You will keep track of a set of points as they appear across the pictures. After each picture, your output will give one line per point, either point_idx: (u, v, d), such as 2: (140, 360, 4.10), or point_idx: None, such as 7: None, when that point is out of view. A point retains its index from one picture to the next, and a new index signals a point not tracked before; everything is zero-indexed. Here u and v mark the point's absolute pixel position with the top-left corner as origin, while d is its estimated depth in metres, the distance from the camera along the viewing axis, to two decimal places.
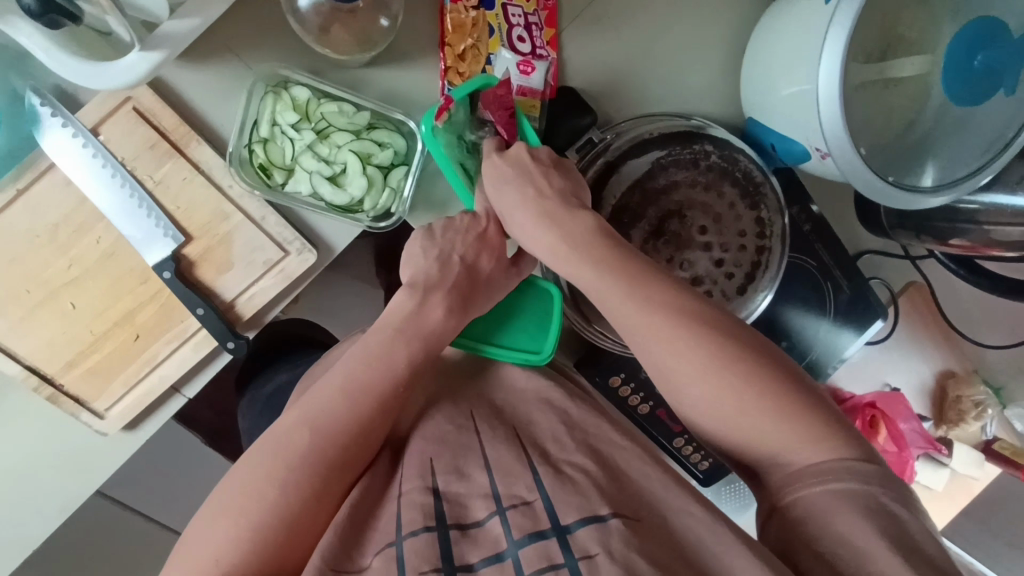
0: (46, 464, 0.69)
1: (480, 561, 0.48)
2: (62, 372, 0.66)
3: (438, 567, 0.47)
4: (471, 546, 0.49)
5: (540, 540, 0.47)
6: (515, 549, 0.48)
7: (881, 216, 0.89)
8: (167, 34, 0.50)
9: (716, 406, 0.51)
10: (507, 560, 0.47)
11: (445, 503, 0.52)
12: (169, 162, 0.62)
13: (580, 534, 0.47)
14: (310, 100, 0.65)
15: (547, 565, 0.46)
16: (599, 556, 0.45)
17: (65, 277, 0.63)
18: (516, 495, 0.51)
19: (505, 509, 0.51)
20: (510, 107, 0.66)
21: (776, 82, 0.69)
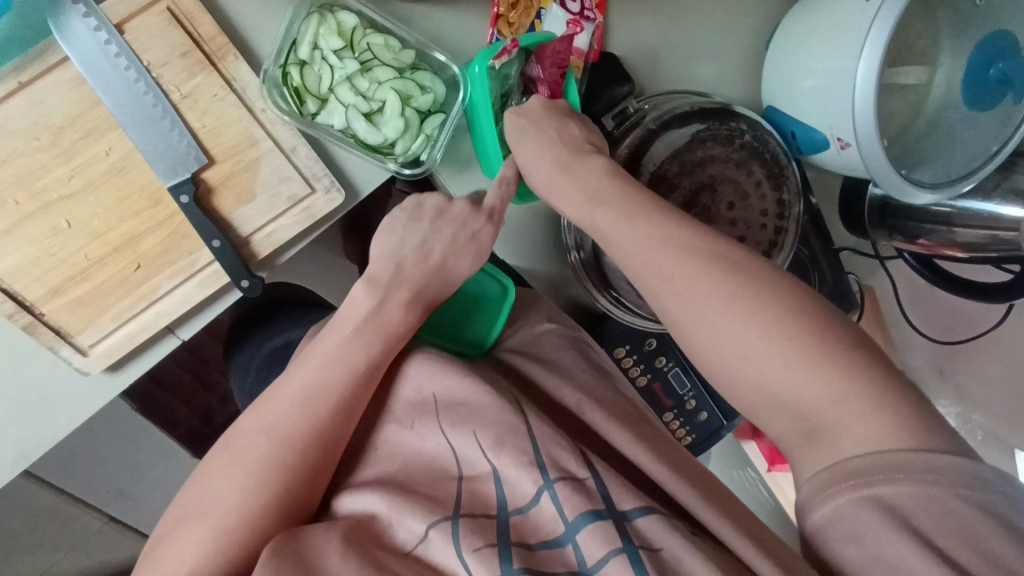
0: (8, 405, 0.60)
1: (539, 543, 0.48)
2: (45, 299, 0.58)
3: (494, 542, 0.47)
4: (528, 531, 0.49)
5: (597, 520, 0.48)
6: (572, 534, 0.48)
7: (864, 217, 0.96)
8: None
9: (765, 375, 0.49)
10: (567, 546, 0.48)
11: (505, 487, 0.52)
12: (201, 73, 0.57)
13: (640, 523, 0.49)
14: (357, 28, 0.59)
15: (607, 549, 0.46)
16: (663, 549, 0.47)
17: (63, 190, 0.56)
18: (565, 469, 0.51)
19: (553, 482, 0.50)
20: (562, 65, 0.66)
21: (805, 71, 0.73)
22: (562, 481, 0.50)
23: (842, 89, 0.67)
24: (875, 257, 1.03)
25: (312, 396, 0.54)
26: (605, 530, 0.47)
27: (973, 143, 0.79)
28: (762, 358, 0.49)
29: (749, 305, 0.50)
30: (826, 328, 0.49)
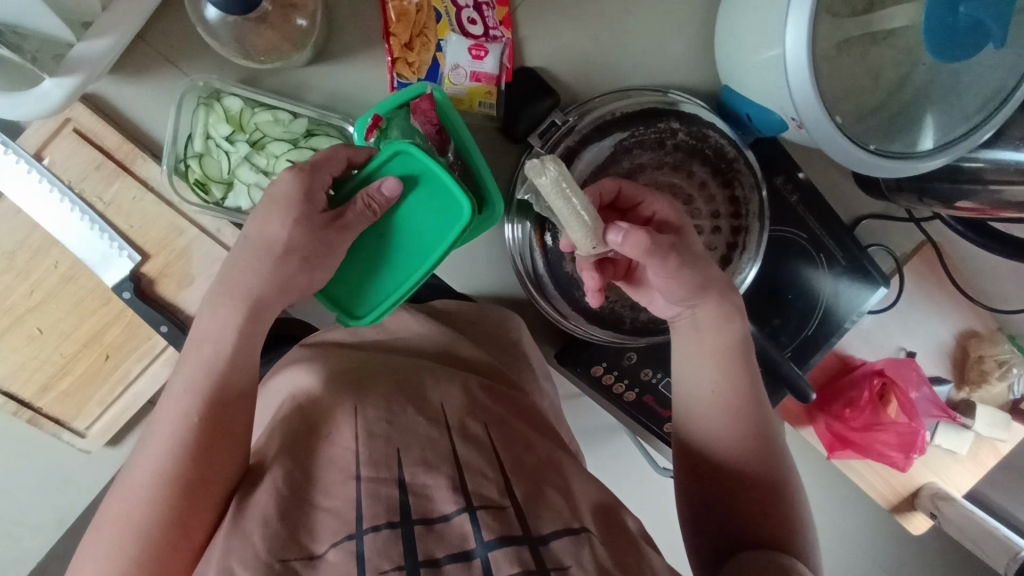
0: (39, 480, 0.71)
1: (446, 555, 0.47)
2: (39, 395, 0.67)
3: (400, 564, 0.46)
4: (438, 542, 0.48)
5: (509, 545, 0.48)
6: (484, 549, 0.47)
7: (879, 181, 0.82)
8: (82, 58, 0.48)
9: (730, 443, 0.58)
10: (475, 559, 0.47)
11: (411, 496, 0.51)
12: (118, 180, 0.61)
13: (555, 545, 0.49)
14: (244, 110, 0.61)
15: (519, 569, 0.46)
16: (573, 568, 0.47)
17: (29, 303, 0.63)
18: (487, 496, 0.51)
19: (475, 508, 0.50)
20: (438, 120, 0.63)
21: (746, 46, 0.62)
22: (483, 509, 0.50)
23: (777, 73, 0.58)
24: (911, 222, 0.88)
25: None
26: (519, 556, 0.47)
27: (987, 82, 0.64)
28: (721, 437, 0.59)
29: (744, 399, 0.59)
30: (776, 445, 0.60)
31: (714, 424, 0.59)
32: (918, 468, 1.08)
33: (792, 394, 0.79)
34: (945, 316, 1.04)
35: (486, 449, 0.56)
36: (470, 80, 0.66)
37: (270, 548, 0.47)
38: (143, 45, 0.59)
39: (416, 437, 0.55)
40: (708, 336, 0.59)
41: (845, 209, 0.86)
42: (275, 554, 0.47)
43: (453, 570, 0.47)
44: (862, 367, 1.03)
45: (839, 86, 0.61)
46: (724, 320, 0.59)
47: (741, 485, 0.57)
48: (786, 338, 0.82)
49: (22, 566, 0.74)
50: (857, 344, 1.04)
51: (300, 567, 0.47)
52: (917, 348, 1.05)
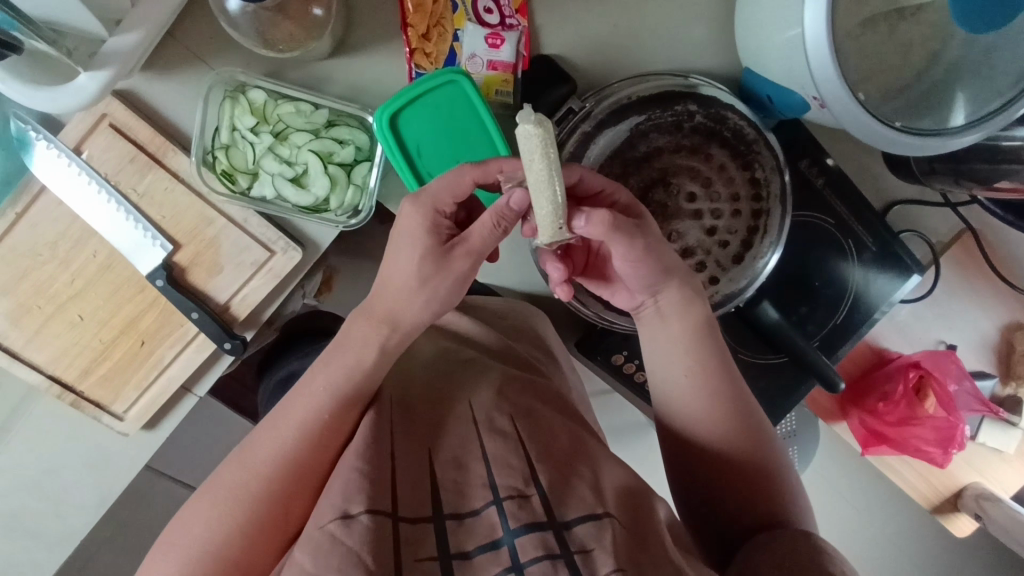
0: (80, 460, 0.75)
1: (475, 548, 0.50)
2: (80, 380, 0.70)
3: (433, 555, 0.49)
4: (467, 535, 0.50)
5: (535, 531, 0.50)
6: (511, 537, 0.50)
7: (910, 162, 0.79)
8: (112, 52, 0.51)
9: (715, 430, 0.60)
10: (502, 548, 0.49)
11: (443, 491, 0.53)
12: (150, 173, 0.64)
13: (578, 530, 0.50)
14: (267, 102, 0.64)
15: (544, 555, 0.48)
16: (595, 551, 0.49)
17: (70, 290, 0.67)
18: (513, 486, 0.52)
19: (502, 499, 0.52)
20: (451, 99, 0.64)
21: (765, 26, 0.61)
22: (509, 500, 0.51)
23: (796, 53, 0.57)
24: (947, 207, 0.84)
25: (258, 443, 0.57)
26: (543, 541, 0.49)
27: None
28: (709, 426, 0.60)
29: (718, 387, 0.60)
30: (759, 425, 0.61)
31: (692, 418, 0.61)
32: (958, 465, 1.04)
33: (819, 383, 0.76)
34: (987, 307, 0.99)
35: (504, 435, 0.57)
36: (487, 68, 0.67)
37: (315, 522, 0.48)
38: (173, 42, 0.61)
39: (445, 431, 0.58)
40: (674, 324, 0.60)
41: (876, 194, 0.83)
42: (316, 524, 0.48)
43: (482, 561, 0.49)
44: (896, 360, 0.99)
45: (862, 64, 0.60)
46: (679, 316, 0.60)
47: (729, 469, 0.59)
48: (813, 327, 0.80)
49: (67, 543, 0.78)
50: (891, 334, 1.01)
51: (337, 530, 0.47)
52: (958, 341, 1.00)
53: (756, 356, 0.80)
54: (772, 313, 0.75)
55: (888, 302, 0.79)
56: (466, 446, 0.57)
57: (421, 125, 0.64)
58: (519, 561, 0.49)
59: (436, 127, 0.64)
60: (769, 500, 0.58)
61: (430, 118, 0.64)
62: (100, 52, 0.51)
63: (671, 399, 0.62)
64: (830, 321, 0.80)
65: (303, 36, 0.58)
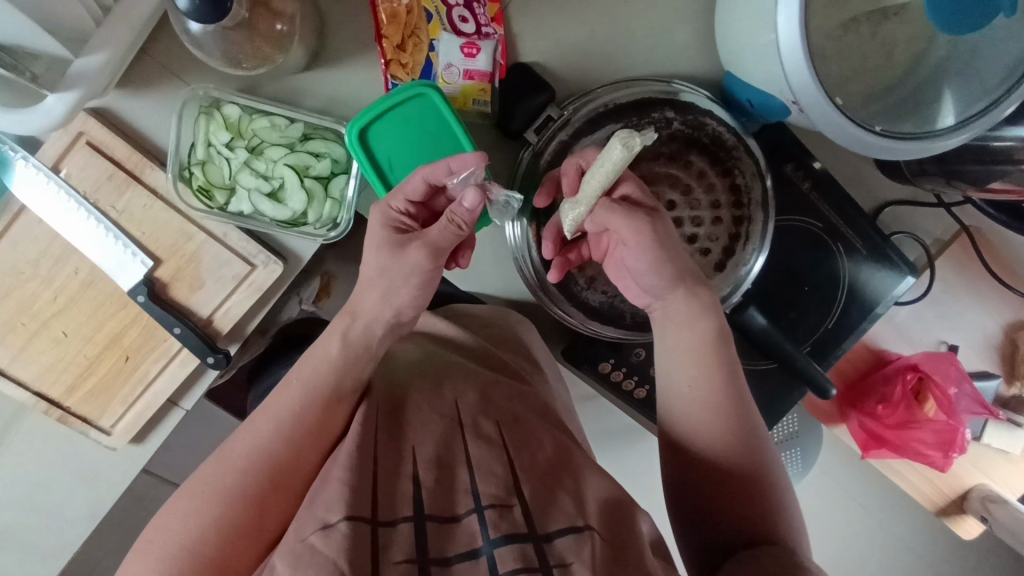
0: (69, 474, 0.75)
1: (456, 555, 0.49)
2: (66, 396, 0.70)
3: (411, 558, 0.47)
4: (448, 541, 0.49)
5: (514, 542, 0.48)
6: (490, 547, 0.48)
7: (902, 165, 0.77)
8: (79, 73, 0.50)
9: (710, 436, 0.59)
10: (481, 558, 0.48)
11: (425, 491, 0.52)
12: (129, 190, 0.65)
13: (559, 543, 0.49)
14: (242, 117, 0.64)
15: (521, 567, 0.47)
16: (573, 564, 0.47)
17: (54, 307, 0.67)
18: (496, 494, 0.52)
19: (484, 508, 0.51)
20: (422, 113, 0.63)
21: (741, 31, 0.60)
22: (491, 509, 0.51)
23: (772, 57, 0.56)
24: (941, 207, 0.82)
25: (235, 460, 0.57)
26: (522, 551, 0.48)
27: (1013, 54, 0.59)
28: (704, 431, 0.59)
29: (724, 395, 0.59)
30: (757, 435, 0.59)
31: (693, 423, 0.60)
32: (963, 467, 1.02)
33: (811, 390, 0.75)
34: (988, 306, 0.97)
35: (483, 444, 0.56)
36: (463, 78, 0.67)
37: (296, 534, 0.48)
38: (147, 59, 0.62)
39: (429, 432, 0.57)
40: (684, 330, 0.60)
41: (868, 195, 0.82)
42: (298, 537, 0.48)
43: (462, 569, 0.48)
44: (895, 362, 0.97)
45: (843, 66, 0.59)
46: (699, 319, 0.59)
47: (726, 479, 0.58)
48: (804, 332, 0.79)
49: (64, 553, 0.79)
50: (889, 336, 0.99)
51: (317, 541, 0.46)
52: (958, 341, 0.98)
53: (745, 361, 0.78)
54: (759, 319, 0.73)
55: (880, 307, 0.78)
56: (449, 450, 0.56)
57: (394, 141, 0.64)
58: (497, 571, 0.47)
59: (408, 140, 0.64)
60: (763, 515, 0.56)
61: (403, 133, 0.63)
62: (67, 74, 0.51)
63: (670, 399, 0.61)
64: (822, 326, 0.79)
65: (267, 49, 0.57)
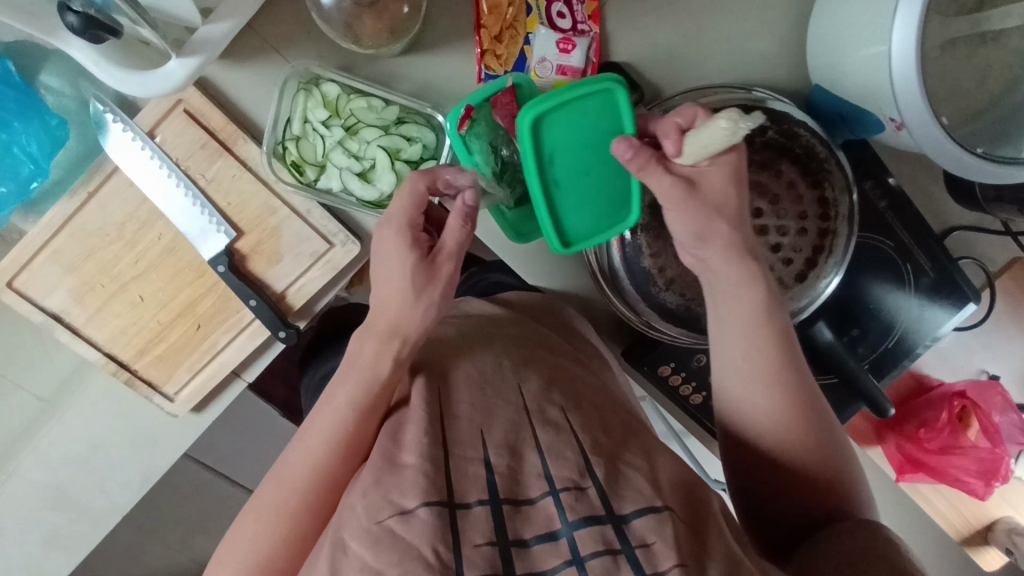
0: (125, 439, 0.76)
1: (534, 537, 0.48)
2: (135, 358, 0.71)
3: (492, 540, 0.46)
4: (526, 524, 0.48)
5: (596, 525, 0.47)
6: (570, 530, 0.48)
7: (974, 190, 0.77)
8: (204, 39, 0.51)
9: (774, 428, 0.59)
10: (561, 540, 0.47)
11: (497, 477, 0.50)
12: (220, 160, 0.65)
13: (636, 524, 0.48)
14: (340, 96, 0.64)
15: (604, 549, 0.46)
16: (656, 545, 0.47)
17: (133, 271, 0.68)
18: (569, 478, 0.50)
19: (558, 490, 0.49)
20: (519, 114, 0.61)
21: (844, 46, 0.61)
22: (566, 491, 0.49)
23: (879, 72, 0.56)
24: (1005, 235, 0.83)
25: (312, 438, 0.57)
26: (604, 535, 0.47)
27: None
28: (767, 420, 0.59)
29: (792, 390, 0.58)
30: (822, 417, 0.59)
31: (758, 421, 0.59)
32: (993, 499, 1.02)
33: (868, 408, 0.75)
34: None
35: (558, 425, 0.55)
36: (556, 72, 0.67)
37: (370, 514, 0.46)
38: (250, 32, 0.62)
39: (494, 416, 0.55)
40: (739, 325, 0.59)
41: (934, 219, 0.82)
42: (373, 519, 0.46)
43: (541, 552, 0.47)
44: (941, 387, 0.97)
45: (944, 87, 0.59)
46: (767, 321, 0.58)
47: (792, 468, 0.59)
48: (862, 351, 0.79)
49: (114, 515, 0.78)
50: (934, 361, 0.99)
51: (395, 526, 0.45)
52: (1001, 371, 0.98)
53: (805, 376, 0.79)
54: (825, 334, 0.74)
55: (941, 333, 0.78)
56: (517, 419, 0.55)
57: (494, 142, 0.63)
58: (579, 554, 0.46)
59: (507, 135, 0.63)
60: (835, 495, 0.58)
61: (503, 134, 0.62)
62: (191, 40, 0.52)
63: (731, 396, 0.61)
64: (881, 345, 0.79)
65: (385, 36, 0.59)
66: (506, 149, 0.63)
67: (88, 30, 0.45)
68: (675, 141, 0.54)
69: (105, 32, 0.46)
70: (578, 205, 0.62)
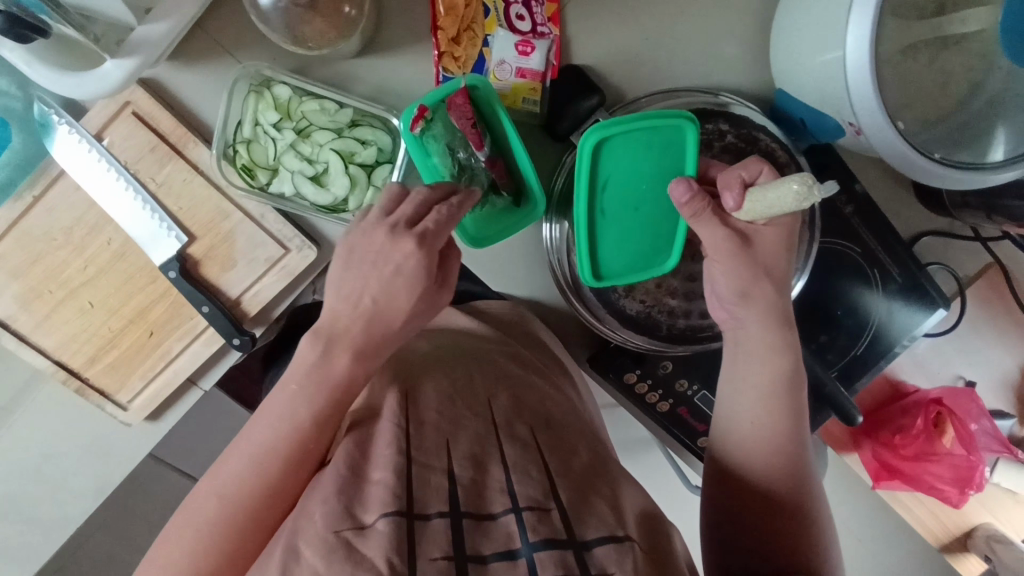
0: (77, 448, 0.74)
1: (493, 555, 0.45)
2: (86, 366, 0.69)
3: (449, 555, 0.44)
4: (484, 540, 0.46)
5: (556, 549, 0.45)
6: (529, 551, 0.45)
7: (943, 195, 0.77)
8: (141, 40, 0.50)
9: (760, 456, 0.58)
10: (520, 560, 0.44)
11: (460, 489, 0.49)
12: (170, 163, 0.64)
13: (598, 553, 0.46)
14: (292, 99, 0.63)
15: (564, 574, 0.43)
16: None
17: (82, 277, 0.66)
18: (533, 498, 0.49)
19: (521, 509, 0.48)
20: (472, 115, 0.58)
21: (802, 50, 0.60)
22: (528, 510, 0.48)
23: (836, 77, 0.56)
24: (975, 240, 0.82)
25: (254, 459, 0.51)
26: (563, 560, 0.44)
27: None
28: (756, 448, 0.59)
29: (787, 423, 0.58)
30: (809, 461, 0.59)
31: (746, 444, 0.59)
32: (971, 506, 1.01)
33: (836, 415, 0.74)
34: (1006, 344, 0.97)
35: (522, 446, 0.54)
36: (515, 75, 0.66)
37: (328, 522, 0.44)
38: (200, 33, 0.61)
39: (461, 429, 0.54)
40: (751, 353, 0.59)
41: (904, 225, 0.81)
42: (330, 527, 0.43)
43: (498, 569, 0.44)
44: (917, 393, 0.96)
45: (903, 91, 0.58)
46: (774, 356, 0.59)
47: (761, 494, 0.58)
48: (829, 357, 0.78)
49: (66, 527, 0.77)
50: (909, 368, 0.99)
51: (352, 539, 0.43)
52: (977, 377, 0.98)
53: None
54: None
55: (917, 334, 0.77)
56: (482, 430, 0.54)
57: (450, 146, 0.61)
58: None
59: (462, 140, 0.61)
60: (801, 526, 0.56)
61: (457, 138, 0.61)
62: (128, 40, 0.50)
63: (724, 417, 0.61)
64: (849, 352, 0.78)
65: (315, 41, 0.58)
66: (462, 152, 0.61)
67: (13, 30, 0.44)
68: (735, 195, 0.55)
69: (32, 32, 0.45)
70: (621, 236, 0.65)
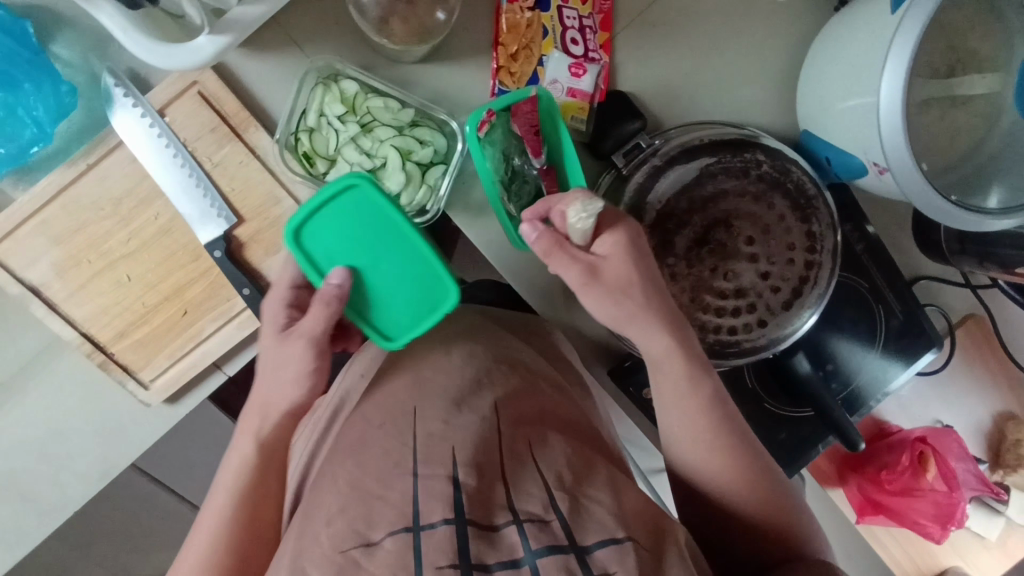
0: (87, 427, 0.72)
1: (496, 564, 0.46)
2: (113, 341, 0.68)
3: (454, 564, 0.44)
4: (489, 549, 0.46)
5: (557, 554, 0.46)
6: (532, 558, 0.46)
7: (941, 242, 0.83)
8: (235, 19, 0.52)
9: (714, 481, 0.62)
10: (524, 568, 0.46)
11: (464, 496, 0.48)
12: (228, 145, 0.65)
13: (598, 556, 0.47)
14: (358, 94, 0.65)
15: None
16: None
17: (124, 250, 0.66)
18: (532, 512, 0.49)
19: (522, 522, 0.48)
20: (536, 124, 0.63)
21: (834, 95, 0.66)
22: (527, 522, 0.48)
23: (868, 118, 0.61)
24: (965, 287, 0.88)
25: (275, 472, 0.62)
26: (566, 564, 0.46)
27: None
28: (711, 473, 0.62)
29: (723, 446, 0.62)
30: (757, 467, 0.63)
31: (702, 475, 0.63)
32: (946, 548, 1.05)
33: (840, 441, 0.76)
34: (982, 391, 1.03)
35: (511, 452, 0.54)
36: (566, 95, 0.70)
37: (333, 543, 0.45)
38: (275, 25, 0.64)
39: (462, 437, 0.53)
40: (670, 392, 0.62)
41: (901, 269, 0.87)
42: (337, 548, 0.45)
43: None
44: (902, 432, 1.01)
45: (921, 139, 0.63)
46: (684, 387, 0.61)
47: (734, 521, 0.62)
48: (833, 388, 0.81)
49: (64, 509, 0.74)
50: (894, 409, 1.04)
51: (360, 558, 0.44)
52: (956, 421, 1.03)
53: (782, 409, 0.82)
54: (804, 365, 0.77)
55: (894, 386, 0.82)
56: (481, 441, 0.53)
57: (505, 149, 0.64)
58: None
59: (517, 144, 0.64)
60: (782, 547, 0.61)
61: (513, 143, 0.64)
62: (222, 18, 0.52)
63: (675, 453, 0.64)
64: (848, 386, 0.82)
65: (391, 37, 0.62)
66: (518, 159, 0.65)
67: None
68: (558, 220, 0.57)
69: None
70: (406, 307, 0.60)
